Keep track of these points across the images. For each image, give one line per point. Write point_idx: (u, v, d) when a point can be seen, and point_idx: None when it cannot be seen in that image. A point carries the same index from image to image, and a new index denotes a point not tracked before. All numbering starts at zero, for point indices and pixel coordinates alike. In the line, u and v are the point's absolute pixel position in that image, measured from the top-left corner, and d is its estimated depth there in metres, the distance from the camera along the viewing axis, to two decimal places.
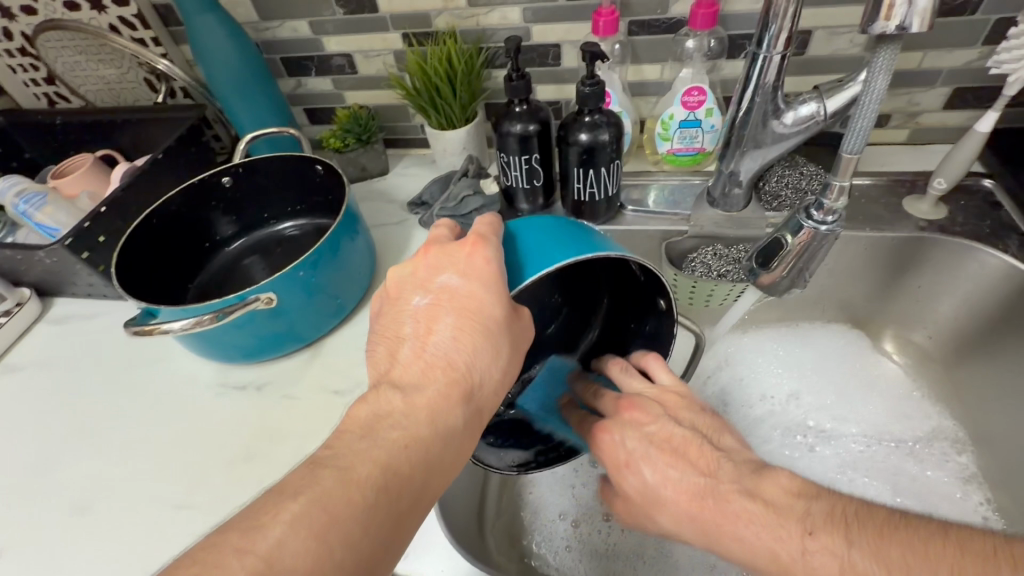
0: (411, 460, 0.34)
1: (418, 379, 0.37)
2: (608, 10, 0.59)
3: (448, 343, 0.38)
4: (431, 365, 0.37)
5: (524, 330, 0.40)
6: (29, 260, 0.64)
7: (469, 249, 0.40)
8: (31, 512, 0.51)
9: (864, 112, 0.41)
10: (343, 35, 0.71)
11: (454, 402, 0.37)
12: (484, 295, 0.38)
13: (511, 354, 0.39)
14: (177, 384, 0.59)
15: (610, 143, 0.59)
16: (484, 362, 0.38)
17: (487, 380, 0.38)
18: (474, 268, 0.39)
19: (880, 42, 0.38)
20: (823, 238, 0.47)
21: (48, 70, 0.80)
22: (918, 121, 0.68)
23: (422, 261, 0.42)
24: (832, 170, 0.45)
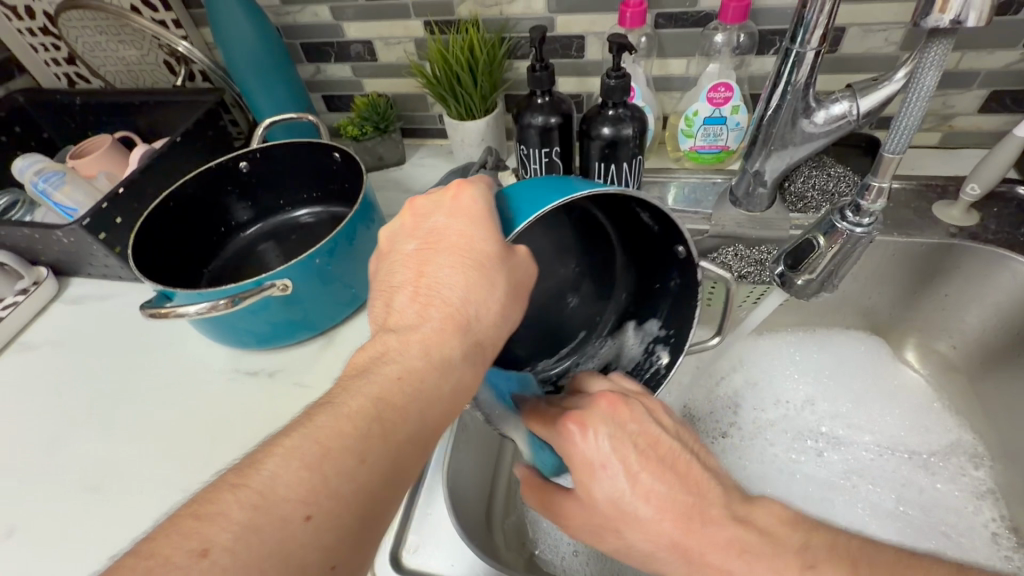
0: (413, 397, 0.32)
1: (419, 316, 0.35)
2: (636, 1, 0.58)
3: (445, 283, 0.36)
4: (428, 303, 0.36)
5: (526, 268, 0.38)
6: (47, 239, 0.64)
7: (456, 195, 0.39)
8: (43, 490, 0.51)
9: (909, 110, 0.40)
10: (364, 22, 0.71)
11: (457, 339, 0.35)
12: (476, 233, 0.37)
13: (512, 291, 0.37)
14: (189, 368, 0.59)
15: (632, 137, 0.58)
16: (485, 296, 0.36)
17: (489, 316, 0.36)
18: (466, 210, 0.38)
19: (933, 36, 0.37)
20: (856, 242, 0.46)
21: (69, 50, 0.80)
22: (951, 124, 0.66)
23: (411, 211, 0.40)
24: (871, 171, 0.44)
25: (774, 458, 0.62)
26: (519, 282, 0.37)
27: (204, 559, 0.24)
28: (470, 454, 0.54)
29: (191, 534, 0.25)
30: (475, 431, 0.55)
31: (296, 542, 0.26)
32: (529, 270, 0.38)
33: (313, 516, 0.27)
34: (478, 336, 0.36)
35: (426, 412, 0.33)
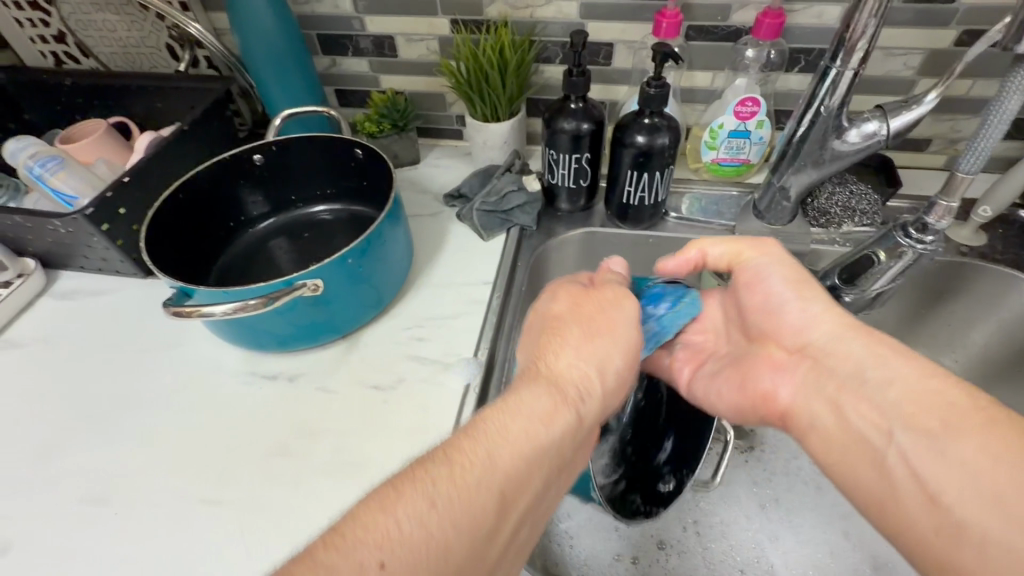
0: (447, 546, 0.30)
1: (464, 454, 0.33)
2: (672, 12, 0.58)
3: (503, 419, 0.35)
4: (483, 450, 0.34)
5: (596, 419, 0.40)
6: (40, 229, 0.59)
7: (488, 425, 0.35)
8: (42, 502, 0.47)
9: (989, 133, 0.46)
10: (388, 17, 0.69)
11: (517, 462, 0.34)
12: (569, 344, 0.41)
13: (568, 453, 0.37)
14: (200, 371, 0.56)
15: (667, 147, 0.58)
16: (547, 441, 0.35)
17: (545, 469, 0.35)
18: (550, 327, 0.43)
19: (1018, 64, 0.43)
20: (916, 257, 0.52)
21: (60, 27, 0.75)
22: (957, 147, 0.68)
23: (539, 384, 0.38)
24: (940, 192, 0.49)
25: (791, 468, 0.63)
26: (570, 440, 0.37)
27: None
28: None
29: None
30: None
31: None
32: (617, 378, 0.41)
33: None
34: (531, 481, 0.35)
35: (471, 552, 0.31)
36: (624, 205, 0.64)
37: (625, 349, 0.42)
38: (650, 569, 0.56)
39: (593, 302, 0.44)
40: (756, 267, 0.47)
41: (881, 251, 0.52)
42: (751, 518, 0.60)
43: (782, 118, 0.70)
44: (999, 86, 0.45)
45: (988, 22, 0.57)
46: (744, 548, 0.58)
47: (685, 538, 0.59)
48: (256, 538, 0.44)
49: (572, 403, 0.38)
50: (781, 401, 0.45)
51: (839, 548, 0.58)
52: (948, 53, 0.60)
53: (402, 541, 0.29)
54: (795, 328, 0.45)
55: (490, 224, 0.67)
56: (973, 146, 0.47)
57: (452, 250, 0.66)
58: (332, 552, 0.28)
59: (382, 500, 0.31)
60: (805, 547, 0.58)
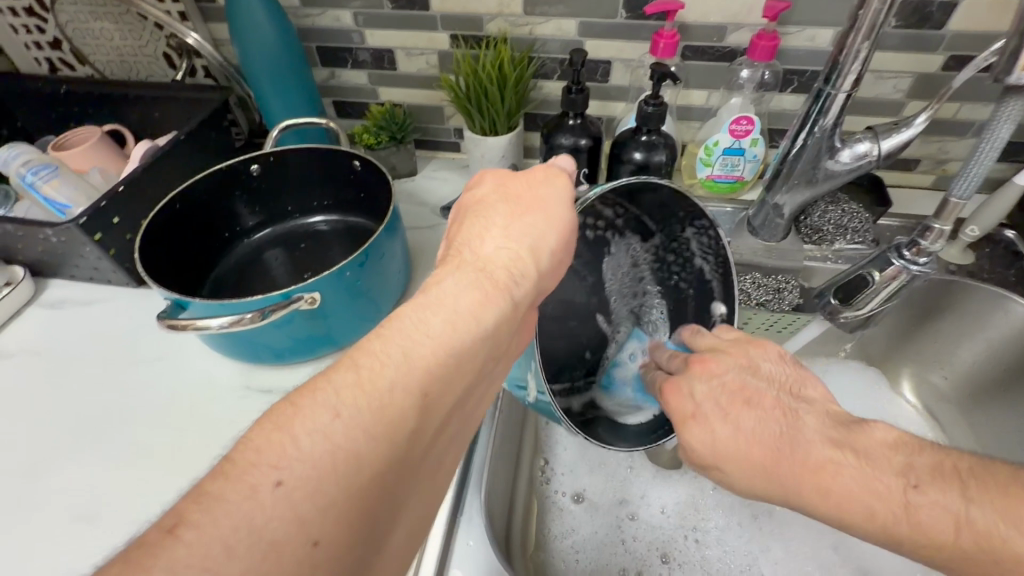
0: (361, 453, 0.26)
1: (373, 356, 0.29)
2: (669, 32, 0.59)
3: (424, 303, 0.32)
4: (403, 335, 0.30)
5: (532, 302, 0.36)
6: (31, 237, 0.58)
7: (436, 287, 0.33)
8: (27, 518, 0.46)
9: (980, 158, 0.47)
10: (389, 31, 0.69)
11: (444, 352, 0.31)
12: (496, 217, 0.37)
13: (512, 332, 0.35)
14: (193, 383, 0.55)
15: (664, 163, 0.58)
16: (483, 326, 0.32)
17: (478, 356, 0.32)
18: (473, 209, 0.38)
19: (1008, 94, 0.44)
20: (909, 277, 0.53)
21: (57, 34, 0.74)
22: (945, 168, 0.70)
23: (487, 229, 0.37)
24: (933, 214, 0.50)
25: None
26: (504, 325, 0.34)
27: (278, 487, 0.24)
28: (498, 481, 0.53)
29: (270, 443, 0.25)
30: (501, 457, 0.54)
31: (270, 518, 0.24)
32: (551, 258, 0.37)
33: (286, 481, 0.24)
34: (462, 368, 0.31)
35: (388, 468, 0.27)
36: None
37: (555, 222, 0.38)
38: None
39: (519, 180, 0.39)
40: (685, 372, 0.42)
41: (874, 272, 0.53)
42: (745, 531, 0.60)
43: (775, 137, 0.71)
44: (990, 114, 0.45)
45: (975, 48, 0.59)
46: (739, 561, 0.58)
47: (686, 548, 0.59)
48: None
49: (502, 288, 0.34)
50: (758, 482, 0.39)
51: (832, 562, 0.58)
52: (936, 77, 0.62)
53: (325, 436, 0.26)
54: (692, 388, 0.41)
55: None
56: (964, 172, 0.48)
57: None
58: (223, 481, 0.24)
59: (278, 420, 0.26)
60: (799, 561, 0.59)
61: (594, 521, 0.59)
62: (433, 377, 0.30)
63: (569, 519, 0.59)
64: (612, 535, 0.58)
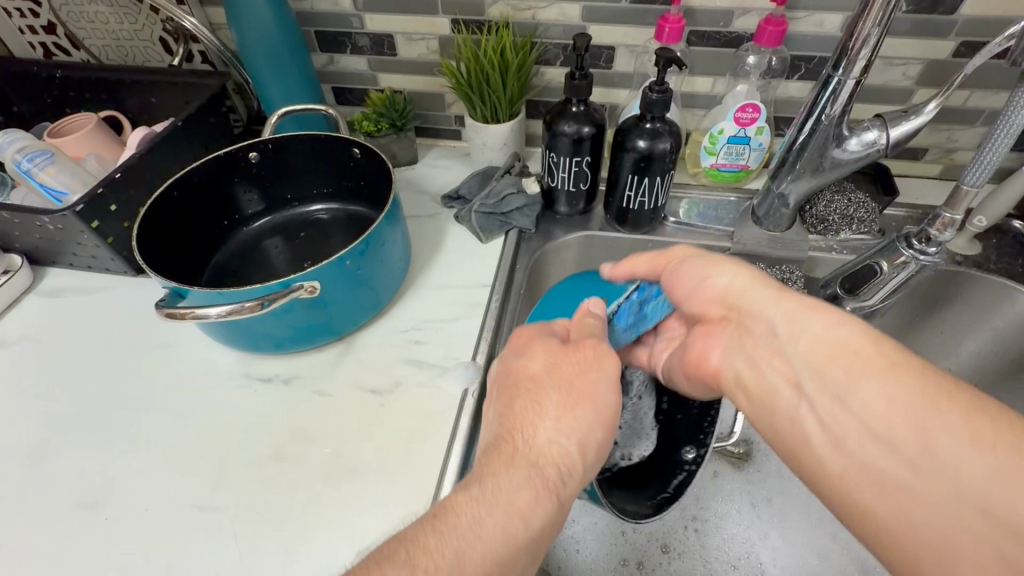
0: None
1: (431, 556, 0.30)
2: (675, 16, 0.58)
3: (477, 501, 0.33)
4: (458, 534, 0.32)
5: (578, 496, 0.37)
6: (27, 225, 0.57)
7: (492, 476, 0.35)
8: (28, 506, 0.46)
9: (996, 145, 0.46)
10: (389, 15, 0.68)
11: (494, 558, 0.32)
12: (548, 399, 0.38)
13: (553, 531, 0.36)
14: (192, 373, 0.54)
15: (668, 152, 0.58)
16: (531, 530, 0.33)
17: (523, 561, 0.33)
18: (526, 389, 0.39)
19: None
20: (919, 267, 0.53)
21: (51, 18, 0.73)
22: (953, 157, 0.69)
23: (542, 406, 0.38)
24: (944, 203, 0.50)
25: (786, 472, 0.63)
26: (550, 527, 0.35)
27: None
28: None
29: None
30: None
31: None
32: (598, 450, 0.38)
33: None
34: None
35: None
36: (624, 209, 0.64)
37: (604, 416, 0.38)
38: (654, 572, 0.56)
39: (571, 363, 0.40)
40: (676, 262, 0.46)
41: (882, 262, 0.53)
42: (744, 522, 0.60)
43: (781, 125, 0.70)
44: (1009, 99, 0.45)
45: (987, 34, 0.58)
46: (739, 549, 0.59)
47: (686, 538, 0.59)
48: (249, 544, 0.43)
49: (553, 488, 0.35)
50: (712, 365, 0.44)
51: (831, 552, 0.58)
52: (946, 64, 0.61)
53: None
54: (693, 298, 0.44)
55: (489, 226, 0.66)
56: (978, 159, 0.47)
57: (450, 251, 0.66)
58: None
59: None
60: (798, 551, 0.59)
61: (595, 512, 0.59)
62: None
63: (568, 511, 0.58)
64: (612, 527, 0.58)
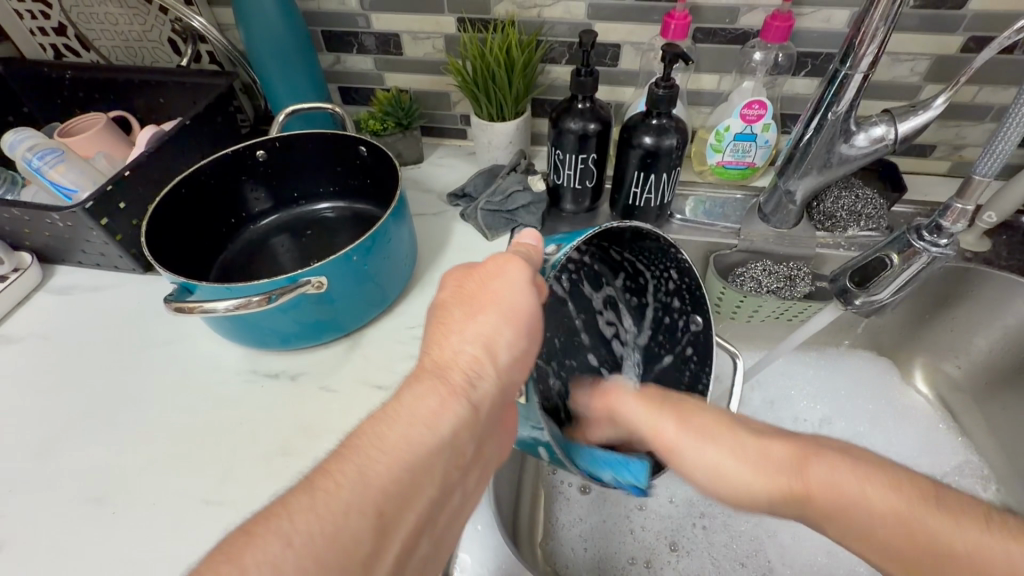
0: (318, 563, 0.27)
1: (330, 479, 0.29)
2: (681, 13, 0.58)
3: (380, 422, 0.32)
4: (370, 454, 0.30)
5: (499, 400, 0.36)
6: (38, 222, 0.58)
7: (398, 400, 0.33)
8: (37, 500, 0.46)
9: (1007, 134, 0.46)
10: (395, 14, 0.68)
11: (402, 467, 0.30)
12: (456, 312, 0.37)
13: (475, 443, 0.35)
14: (200, 368, 0.55)
15: (675, 148, 0.58)
16: (441, 436, 0.32)
17: (435, 469, 0.32)
18: (434, 315, 0.38)
19: None
20: (931, 260, 0.52)
21: (61, 19, 0.74)
22: (961, 154, 0.68)
23: (451, 328, 0.37)
24: (955, 194, 0.49)
25: None
26: (466, 434, 0.34)
27: None
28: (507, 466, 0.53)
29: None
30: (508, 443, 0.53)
31: None
32: (510, 352, 0.37)
33: None
34: (423, 489, 0.31)
35: None
36: (630, 206, 0.64)
37: (512, 315, 0.37)
38: (663, 571, 0.56)
39: (475, 278, 0.38)
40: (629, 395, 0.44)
41: (893, 254, 0.53)
42: (752, 520, 0.60)
43: (788, 122, 0.70)
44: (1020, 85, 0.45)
45: (996, 29, 0.57)
46: (747, 545, 0.58)
47: (693, 536, 0.58)
48: None
49: (460, 395, 0.34)
50: None
51: (840, 550, 0.58)
52: (954, 59, 0.60)
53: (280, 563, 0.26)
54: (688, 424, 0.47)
55: (495, 223, 0.66)
56: (989, 149, 0.47)
57: (456, 249, 0.66)
58: None
59: (231, 550, 0.26)
60: (807, 548, 0.58)
61: (603, 510, 0.58)
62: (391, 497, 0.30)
63: (575, 509, 0.58)
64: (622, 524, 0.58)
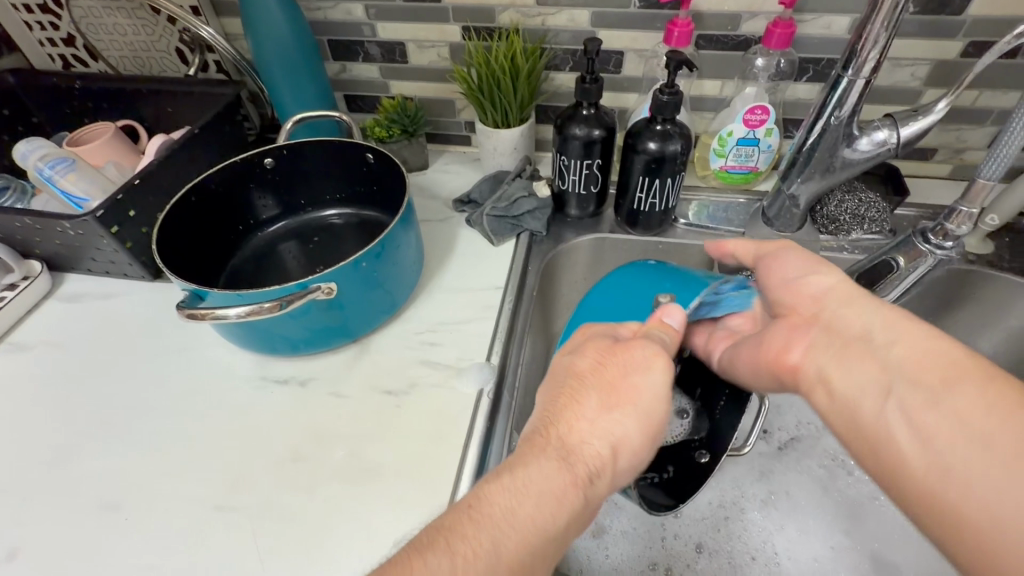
0: None
1: (467, 542, 0.31)
2: (684, 20, 0.58)
3: (508, 501, 0.32)
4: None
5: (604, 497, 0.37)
6: (49, 231, 0.58)
7: (520, 481, 0.33)
8: (49, 508, 0.46)
9: (1010, 139, 0.47)
10: (400, 23, 0.69)
11: None
12: (624, 411, 0.37)
13: (568, 536, 0.35)
14: (210, 373, 0.55)
15: (679, 153, 0.58)
16: (558, 527, 0.33)
17: (544, 559, 0.33)
18: (569, 387, 0.38)
19: None
20: (935, 262, 0.53)
21: (71, 30, 0.75)
22: (962, 157, 0.69)
23: (593, 398, 0.37)
24: (962, 196, 0.50)
25: (802, 469, 0.63)
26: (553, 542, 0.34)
27: None
28: None
29: None
30: None
31: None
32: (633, 453, 0.37)
33: None
34: None
35: None
36: (634, 211, 0.64)
37: (646, 420, 0.37)
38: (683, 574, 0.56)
39: (618, 362, 0.38)
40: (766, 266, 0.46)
41: (898, 257, 0.53)
42: (761, 519, 0.60)
43: (790, 127, 0.71)
44: None
45: (995, 34, 0.58)
46: (756, 540, 0.58)
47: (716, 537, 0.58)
48: (266, 543, 0.43)
49: (583, 483, 0.34)
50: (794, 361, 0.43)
51: (846, 548, 0.58)
52: (954, 64, 0.61)
53: None
54: (784, 294, 0.45)
55: (501, 229, 0.67)
56: (993, 154, 0.48)
57: (461, 254, 0.66)
58: None
59: None
60: (814, 546, 0.58)
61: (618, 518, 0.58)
62: None
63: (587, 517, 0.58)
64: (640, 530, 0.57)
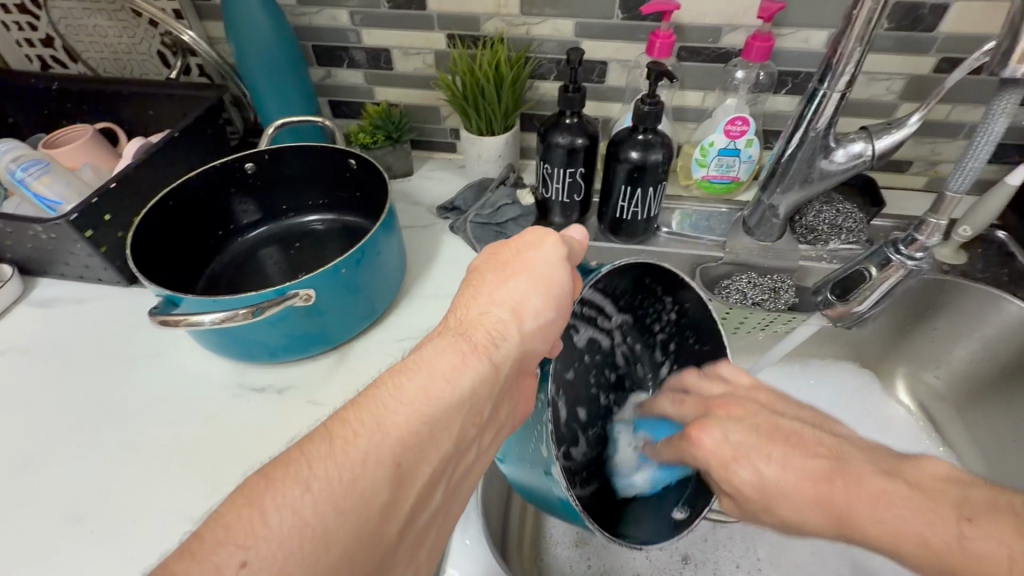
0: None
1: (348, 426, 0.28)
2: (665, 32, 0.59)
3: (388, 398, 0.29)
4: (252, 516, 0.24)
5: (518, 367, 0.35)
6: (21, 234, 0.57)
7: (417, 365, 0.32)
8: (12, 519, 0.45)
9: (977, 152, 0.48)
10: (385, 30, 0.69)
11: (320, 522, 0.25)
12: (517, 286, 0.37)
13: (483, 409, 0.32)
14: (186, 381, 0.54)
15: (661, 162, 0.59)
16: (459, 394, 0.31)
17: (453, 425, 0.30)
18: (467, 282, 0.38)
19: (1004, 88, 0.45)
20: (907, 273, 0.54)
21: (49, 31, 0.74)
22: (937, 170, 0.70)
23: (497, 285, 0.37)
24: (932, 208, 0.51)
25: None
26: (464, 412, 0.31)
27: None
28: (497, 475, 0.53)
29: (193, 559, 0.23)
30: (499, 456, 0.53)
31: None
32: (535, 320, 0.36)
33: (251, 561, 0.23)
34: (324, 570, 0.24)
35: (361, 540, 0.26)
36: (617, 219, 0.65)
37: (543, 284, 0.37)
38: None
39: (510, 247, 0.39)
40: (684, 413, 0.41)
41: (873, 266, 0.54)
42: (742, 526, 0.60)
43: (770, 139, 0.72)
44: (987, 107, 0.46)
45: (966, 51, 0.60)
46: (739, 548, 0.58)
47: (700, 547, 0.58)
48: None
49: (481, 351, 0.33)
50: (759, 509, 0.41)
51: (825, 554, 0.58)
52: (927, 79, 0.63)
53: None
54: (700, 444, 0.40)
55: (485, 236, 0.67)
56: (962, 166, 0.49)
57: (445, 261, 0.66)
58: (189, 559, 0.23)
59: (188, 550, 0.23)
60: (795, 553, 0.58)
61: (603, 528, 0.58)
62: (379, 505, 0.27)
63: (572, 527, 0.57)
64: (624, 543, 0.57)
